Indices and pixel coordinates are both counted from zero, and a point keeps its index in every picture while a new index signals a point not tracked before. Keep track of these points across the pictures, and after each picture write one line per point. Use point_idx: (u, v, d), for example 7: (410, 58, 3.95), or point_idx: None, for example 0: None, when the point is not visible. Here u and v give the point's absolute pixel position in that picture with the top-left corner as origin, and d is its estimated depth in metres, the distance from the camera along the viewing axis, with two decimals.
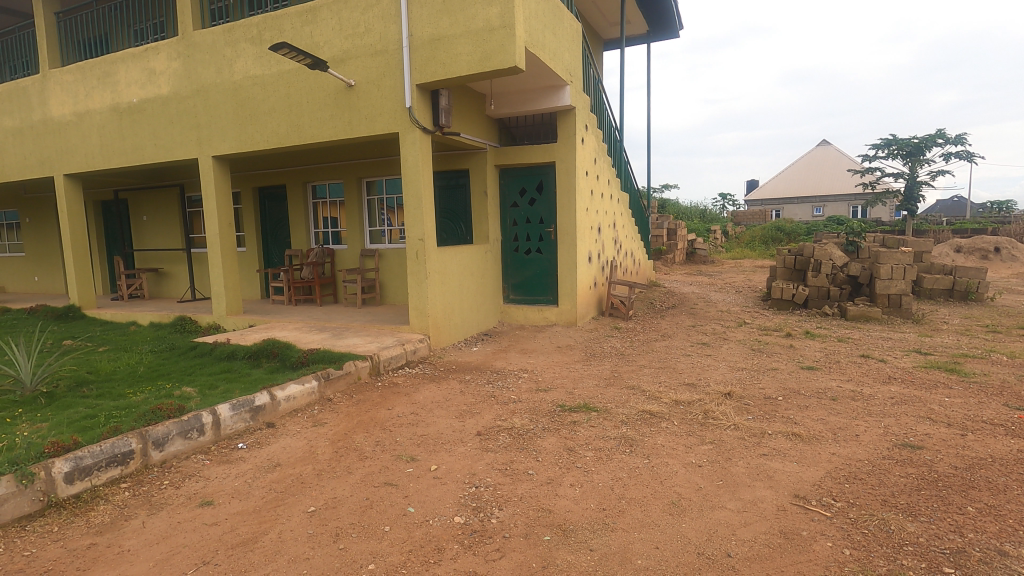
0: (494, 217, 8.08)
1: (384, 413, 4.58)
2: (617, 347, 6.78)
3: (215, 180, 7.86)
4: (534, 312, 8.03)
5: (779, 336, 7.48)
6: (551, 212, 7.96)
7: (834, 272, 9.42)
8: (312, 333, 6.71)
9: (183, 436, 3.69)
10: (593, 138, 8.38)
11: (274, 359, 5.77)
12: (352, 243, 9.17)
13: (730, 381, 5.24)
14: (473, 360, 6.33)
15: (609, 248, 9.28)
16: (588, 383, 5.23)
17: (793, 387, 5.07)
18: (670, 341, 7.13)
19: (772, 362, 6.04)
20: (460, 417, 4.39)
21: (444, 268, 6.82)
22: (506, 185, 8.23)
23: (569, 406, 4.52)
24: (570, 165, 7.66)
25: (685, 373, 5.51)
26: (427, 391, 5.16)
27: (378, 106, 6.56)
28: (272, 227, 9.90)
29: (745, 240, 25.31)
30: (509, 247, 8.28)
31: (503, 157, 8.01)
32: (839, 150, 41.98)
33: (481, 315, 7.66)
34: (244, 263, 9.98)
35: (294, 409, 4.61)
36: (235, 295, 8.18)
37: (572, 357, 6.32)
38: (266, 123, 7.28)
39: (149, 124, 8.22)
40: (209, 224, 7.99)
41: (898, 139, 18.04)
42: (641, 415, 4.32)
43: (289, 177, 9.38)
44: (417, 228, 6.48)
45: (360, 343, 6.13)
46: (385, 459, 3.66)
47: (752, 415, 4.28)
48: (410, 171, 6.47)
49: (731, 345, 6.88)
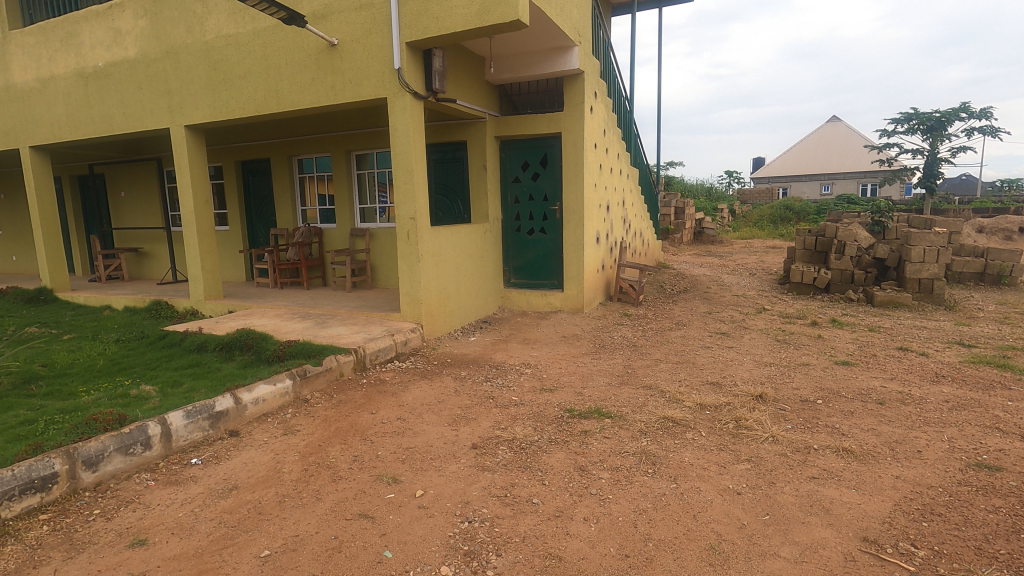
0: (494, 194, 7.41)
1: (367, 419, 4.00)
2: (629, 338, 6.18)
3: (188, 152, 7.18)
4: (538, 298, 7.42)
5: (804, 325, 6.86)
6: (556, 188, 7.30)
7: (859, 254, 8.81)
8: (294, 321, 6.11)
9: (123, 453, 3.11)
10: (603, 107, 7.67)
11: (248, 352, 5.17)
12: (341, 222, 8.52)
13: (758, 380, 4.64)
14: (470, 352, 5.74)
15: (618, 228, 8.63)
16: (599, 382, 4.63)
17: (832, 387, 4.47)
18: (686, 330, 6.52)
19: (802, 355, 5.44)
20: (453, 425, 3.80)
21: (438, 249, 6.19)
22: (507, 159, 7.54)
23: (579, 412, 3.93)
24: (578, 136, 6.98)
25: (707, 370, 4.91)
26: (418, 390, 4.57)
27: (364, 68, 5.84)
28: (257, 204, 9.24)
29: (752, 219, 24.57)
30: (511, 226, 7.63)
31: (504, 128, 7.31)
32: (850, 126, 40.82)
33: (480, 301, 7.06)
34: (227, 244, 9.35)
35: (264, 413, 4.02)
36: (213, 279, 7.56)
37: (580, 350, 5.72)
38: (241, 89, 6.58)
39: (116, 90, 7.50)
40: (183, 200, 7.33)
41: (919, 113, 17.15)
42: (663, 423, 3.73)
43: (273, 150, 8.69)
44: (409, 206, 5.84)
45: (345, 333, 5.52)
46: (363, 480, 3.09)
47: (792, 424, 3.68)
48: (400, 142, 5.80)
49: (753, 335, 6.27)
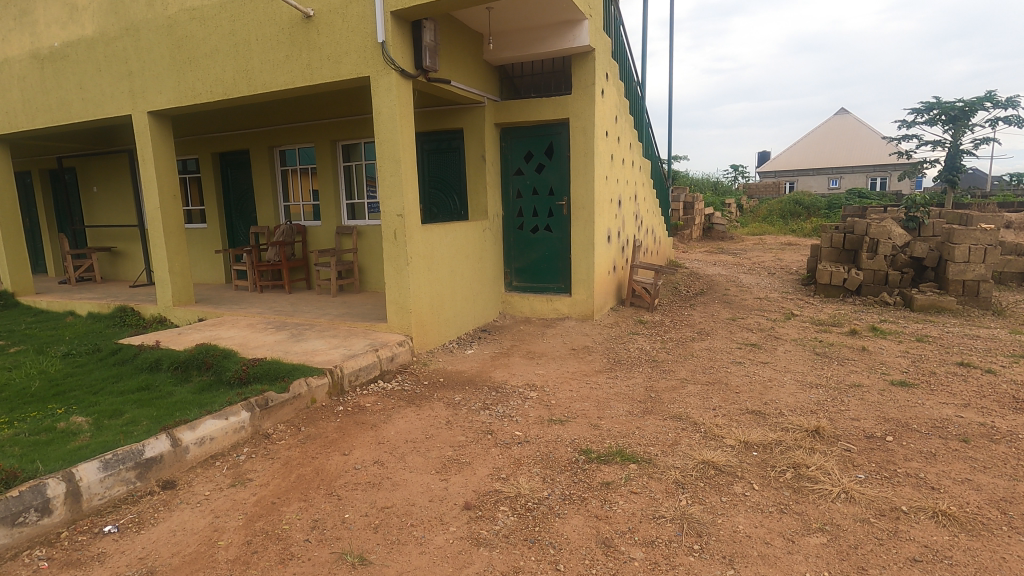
0: (494, 188, 6.67)
1: (337, 461, 3.27)
2: (647, 351, 5.44)
3: (152, 141, 6.43)
4: (543, 303, 6.69)
5: (842, 334, 6.12)
6: (563, 181, 6.56)
7: (894, 253, 8.08)
8: (266, 333, 5.36)
9: (8, 524, 2.40)
10: (614, 91, 6.93)
11: (207, 372, 4.42)
12: (326, 219, 7.79)
13: (807, 407, 3.91)
14: (467, 370, 5.00)
15: (630, 225, 7.89)
16: (618, 411, 3.90)
17: (899, 418, 3.71)
18: (711, 341, 5.78)
19: (850, 374, 4.70)
20: (442, 473, 3.06)
21: (429, 250, 5.45)
22: (508, 148, 6.78)
23: (598, 455, 3.19)
24: (588, 123, 6.23)
25: (745, 394, 4.17)
26: (402, 421, 3.84)
27: (343, 42, 5.09)
28: (237, 200, 8.51)
29: (760, 214, 23.82)
30: (513, 224, 6.88)
31: (505, 114, 6.55)
32: (858, 119, 39.99)
33: (478, 307, 6.33)
34: (205, 243, 8.63)
35: (212, 455, 3.29)
36: (183, 282, 6.81)
37: (592, 366, 4.98)
38: (208, 71, 5.84)
39: (74, 73, 6.75)
40: (148, 195, 6.59)
41: (941, 102, 16.33)
42: (703, 472, 3.00)
43: (253, 140, 7.94)
44: (396, 202, 5.10)
45: (322, 348, 4.78)
46: (321, 561, 2.36)
47: (865, 474, 2.95)
48: (385, 128, 5.05)
49: (788, 347, 5.53)
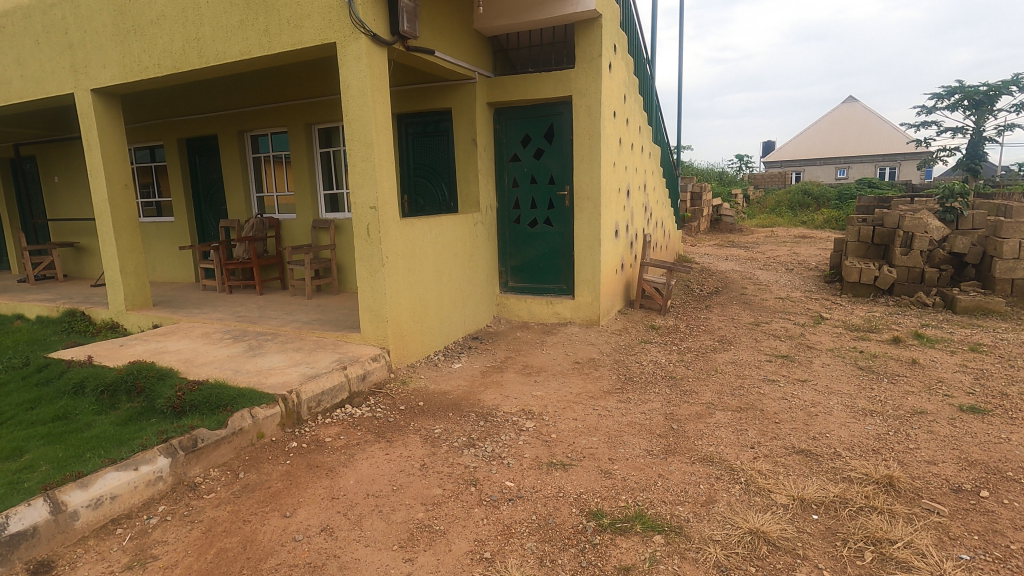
0: (487, 176, 5.90)
1: (275, 527, 2.52)
2: (662, 365, 4.69)
3: (98, 124, 5.64)
4: (542, 306, 5.93)
5: (883, 342, 5.37)
6: (565, 167, 5.79)
7: (930, 248, 7.34)
8: (220, 346, 4.61)
9: None
10: (623, 67, 6.14)
11: (137, 398, 3.67)
12: (302, 211, 7.02)
13: (867, 446, 3.16)
14: (452, 389, 4.26)
15: (639, 217, 7.12)
16: (632, 450, 3.16)
17: (987, 462, 2.96)
18: (736, 352, 5.03)
19: (907, 396, 3.95)
20: (407, 550, 2.32)
21: (409, 248, 4.70)
22: (503, 131, 6.00)
23: (612, 520, 2.45)
24: (594, 101, 5.45)
25: (788, 427, 3.41)
26: (365, 464, 3.09)
27: (305, 3, 4.31)
28: (207, 190, 7.75)
29: (768, 205, 23.02)
30: (509, 217, 6.12)
31: (499, 92, 5.77)
32: (866, 108, 39.03)
33: (468, 312, 5.59)
34: (173, 238, 7.88)
35: (114, 518, 2.55)
36: (138, 283, 6.04)
37: (599, 386, 4.22)
38: (155, 41, 5.05)
39: (11, 46, 5.96)
40: (95, 184, 5.81)
41: (964, 87, 15.47)
42: (753, 551, 2.25)
43: (221, 125, 7.17)
44: (368, 191, 4.33)
45: (280, 366, 4.03)
46: None
47: (970, 554, 2.20)
48: (354, 104, 4.27)
49: (825, 360, 4.79)
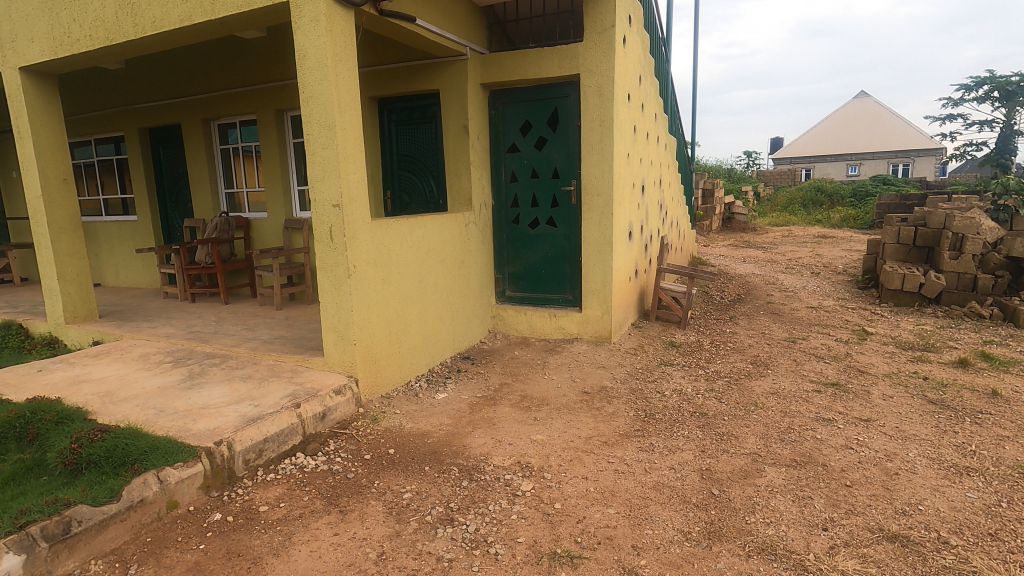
0: (480, 169, 5.09)
1: None
2: (689, 397, 3.87)
3: (27, 109, 4.85)
4: (544, 319, 5.14)
5: (948, 365, 4.55)
6: (572, 159, 4.97)
7: (984, 252, 6.51)
8: (154, 372, 3.82)
9: None
10: (638, 43, 5.32)
11: (28, 449, 2.88)
12: (273, 210, 6.23)
13: (982, 528, 2.35)
14: (432, 430, 3.46)
15: (655, 216, 6.31)
16: (663, 533, 2.35)
17: None
18: (775, 379, 4.22)
19: (1004, 444, 3.13)
20: None
21: (383, 254, 3.90)
22: (500, 117, 5.18)
23: None
24: (606, 80, 4.63)
25: (867, 498, 2.59)
26: (305, 551, 2.30)
27: None
28: (172, 186, 6.98)
29: (780, 203, 22.11)
30: (506, 216, 5.31)
31: (495, 71, 4.95)
32: (879, 102, 38.01)
33: (458, 327, 4.80)
34: (137, 239, 7.13)
35: None
36: (80, 292, 5.26)
37: (614, 426, 3.42)
38: (85, 7, 4.26)
39: None
40: (27, 179, 5.02)
41: (994, 77, 14.57)
42: None
43: (184, 112, 6.39)
44: (330, 186, 3.54)
45: (217, 404, 3.24)
46: None
47: None
48: (312, 78, 3.46)
49: (885, 391, 3.97)
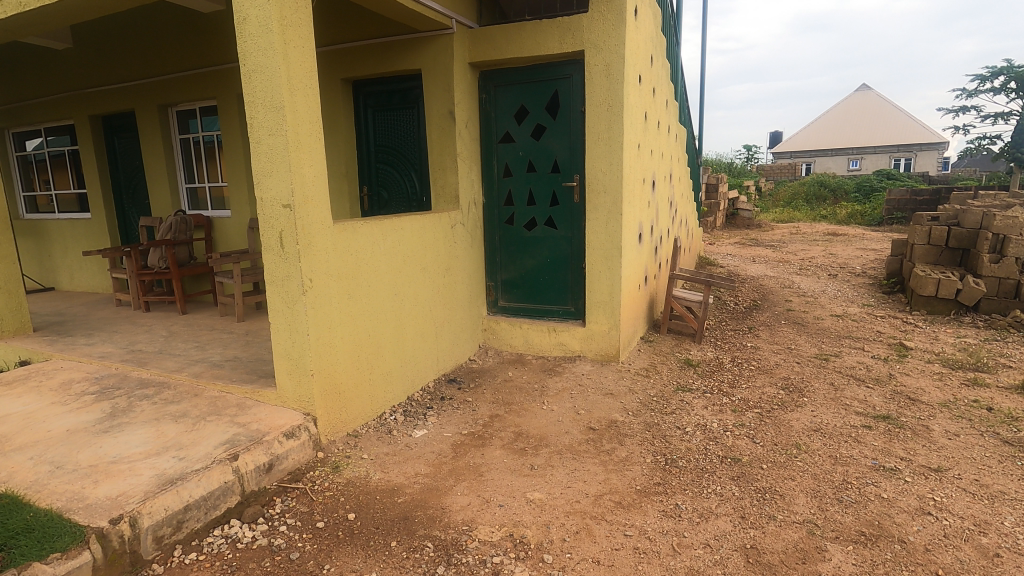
0: (469, 162, 4.42)
1: None
2: (716, 437, 3.22)
3: None
4: (543, 334, 4.49)
5: (1012, 391, 3.91)
6: (575, 150, 4.31)
7: None
8: (70, 408, 3.15)
9: None
10: (650, 17, 4.64)
11: None
12: (238, 207, 5.54)
13: None
14: (404, 483, 2.80)
15: (665, 215, 5.66)
16: None
17: None
18: (815, 410, 3.57)
19: None
20: None
21: (349, 264, 3.23)
22: (492, 101, 4.50)
23: None
24: (616, 58, 3.96)
25: None
26: None
27: None
28: (129, 180, 6.28)
29: (783, 198, 21.44)
30: (499, 215, 4.65)
31: (486, 48, 4.27)
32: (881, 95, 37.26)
33: (443, 345, 4.14)
34: (93, 239, 6.43)
35: None
36: (10, 302, 4.54)
37: (629, 479, 2.77)
38: None
39: None
40: None
41: (1013, 68, 13.91)
42: None
43: (138, 97, 5.68)
44: (278, 183, 2.87)
45: (131, 457, 2.57)
46: None
47: None
48: (255, 48, 2.78)
49: (947, 427, 3.33)
